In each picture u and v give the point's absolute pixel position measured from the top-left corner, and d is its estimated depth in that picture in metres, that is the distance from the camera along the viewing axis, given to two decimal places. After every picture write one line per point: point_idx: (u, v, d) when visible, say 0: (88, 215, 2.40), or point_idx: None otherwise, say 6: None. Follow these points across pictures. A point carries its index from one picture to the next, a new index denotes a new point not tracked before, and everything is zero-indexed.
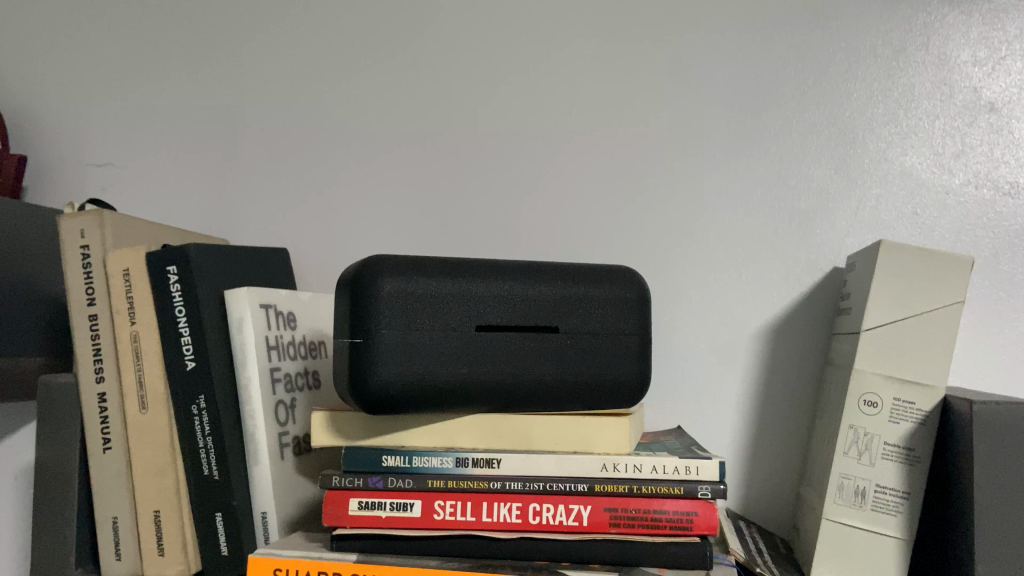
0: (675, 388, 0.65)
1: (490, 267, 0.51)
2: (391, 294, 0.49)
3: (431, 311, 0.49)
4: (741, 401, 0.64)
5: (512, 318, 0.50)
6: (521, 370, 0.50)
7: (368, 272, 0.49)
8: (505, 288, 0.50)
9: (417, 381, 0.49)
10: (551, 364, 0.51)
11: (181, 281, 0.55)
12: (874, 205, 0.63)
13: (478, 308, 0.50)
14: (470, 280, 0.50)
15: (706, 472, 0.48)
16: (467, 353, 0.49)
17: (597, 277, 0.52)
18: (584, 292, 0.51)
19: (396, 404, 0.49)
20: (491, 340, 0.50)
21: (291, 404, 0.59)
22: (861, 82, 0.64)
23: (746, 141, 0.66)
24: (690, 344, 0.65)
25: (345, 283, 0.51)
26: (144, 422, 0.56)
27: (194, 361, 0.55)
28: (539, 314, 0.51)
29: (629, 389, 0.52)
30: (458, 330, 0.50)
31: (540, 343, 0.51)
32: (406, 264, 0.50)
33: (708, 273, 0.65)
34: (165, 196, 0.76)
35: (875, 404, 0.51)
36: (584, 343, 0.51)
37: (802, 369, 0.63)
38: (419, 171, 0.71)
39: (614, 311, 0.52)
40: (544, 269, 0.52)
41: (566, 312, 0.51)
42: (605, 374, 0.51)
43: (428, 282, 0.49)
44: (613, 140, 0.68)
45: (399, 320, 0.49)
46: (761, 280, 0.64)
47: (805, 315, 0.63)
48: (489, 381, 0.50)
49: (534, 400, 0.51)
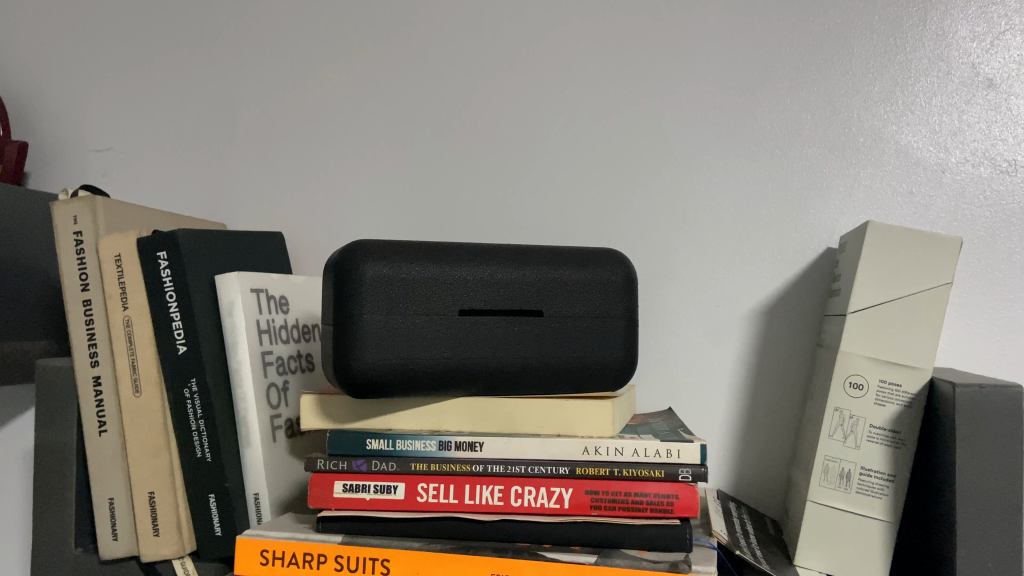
0: (668, 370, 0.65)
1: (474, 251, 0.51)
2: (374, 279, 0.49)
3: (414, 295, 0.49)
4: (733, 383, 0.64)
5: (496, 303, 0.51)
6: (506, 354, 0.51)
7: (351, 257, 0.49)
8: (488, 272, 0.51)
9: (402, 366, 0.49)
10: (535, 348, 0.51)
11: (171, 266, 0.55)
12: (869, 184, 0.62)
13: (463, 292, 0.50)
14: (454, 264, 0.50)
15: (688, 455, 0.48)
16: (452, 338, 0.50)
17: (581, 260, 0.52)
18: (568, 276, 0.52)
19: (381, 388, 0.49)
20: (476, 324, 0.50)
21: (284, 387, 0.60)
22: (857, 59, 0.63)
23: (740, 120, 0.65)
24: (683, 326, 0.65)
25: (329, 268, 0.51)
26: (137, 405, 0.57)
27: (186, 344, 0.55)
28: (524, 298, 0.51)
29: (614, 371, 0.53)
30: (442, 314, 0.50)
31: (524, 326, 0.51)
32: (389, 249, 0.50)
33: (700, 254, 0.65)
34: (164, 181, 0.76)
35: (861, 386, 0.51)
36: (569, 327, 0.52)
37: (796, 350, 0.62)
38: (413, 153, 0.71)
39: (599, 294, 0.52)
40: (528, 253, 0.52)
41: (550, 296, 0.51)
42: (590, 357, 0.52)
43: (411, 267, 0.50)
44: (606, 119, 0.67)
45: (382, 305, 0.49)
46: (754, 261, 0.64)
47: (798, 296, 0.63)
48: (474, 364, 0.50)
49: (519, 383, 0.51)
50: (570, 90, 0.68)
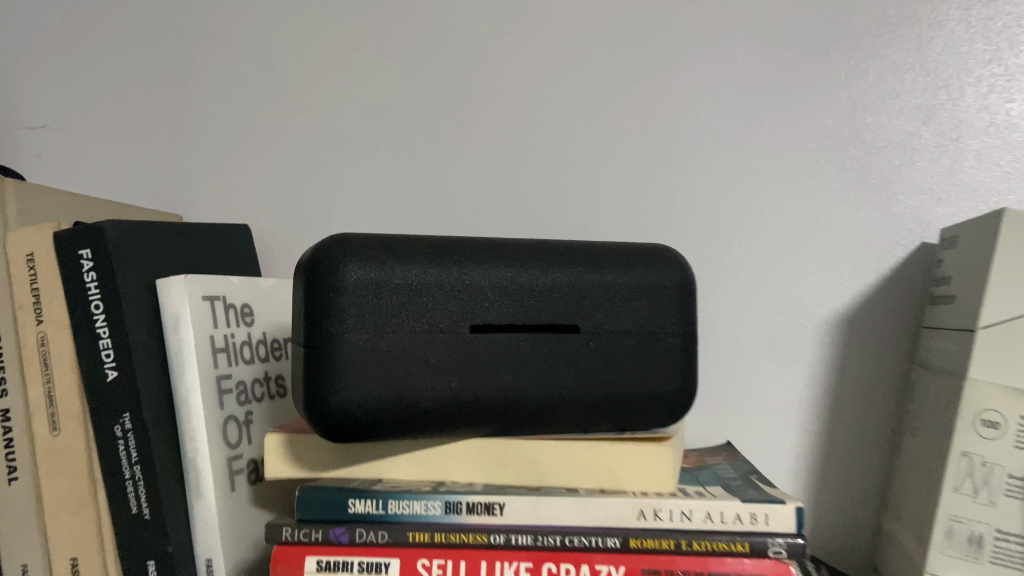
0: (724, 396, 0.52)
1: (488, 250, 0.39)
2: (358, 285, 0.36)
3: (410, 308, 0.37)
4: (803, 412, 0.51)
5: (518, 316, 0.38)
6: (530, 384, 0.38)
7: (325, 257, 0.37)
8: (508, 276, 0.38)
9: (394, 401, 0.37)
10: (568, 375, 0.39)
11: (97, 269, 0.43)
12: (975, 165, 0.50)
13: (475, 304, 0.38)
14: (463, 266, 0.38)
15: (777, 522, 0.36)
16: (460, 364, 0.38)
17: (626, 260, 0.40)
18: (610, 280, 0.40)
19: (364, 430, 0.37)
20: (492, 345, 0.38)
21: (245, 420, 0.47)
22: (955, 9, 0.50)
23: (809, 88, 0.52)
24: (741, 342, 0.52)
25: (297, 271, 0.38)
26: (56, 445, 0.44)
27: (116, 369, 0.43)
28: (554, 311, 0.39)
29: (669, 403, 0.41)
30: (447, 332, 0.38)
31: (555, 346, 0.39)
32: (376, 247, 0.37)
33: (762, 252, 0.52)
34: (77, 162, 0.60)
35: (997, 425, 0.39)
36: (611, 347, 0.40)
37: (882, 370, 0.50)
38: (398, 127, 0.56)
39: (650, 304, 0.40)
40: (558, 251, 0.40)
41: (588, 306, 0.39)
42: (638, 385, 0.40)
43: (406, 271, 0.37)
44: (637, 86, 0.53)
45: (368, 322, 0.37)
46: (829, 261, 0.51)
47: (886, 302, 0.50)
48: (490, 397, 0.38)
49: (547, 419, 0.39)
50: (596, 50, 0.54)
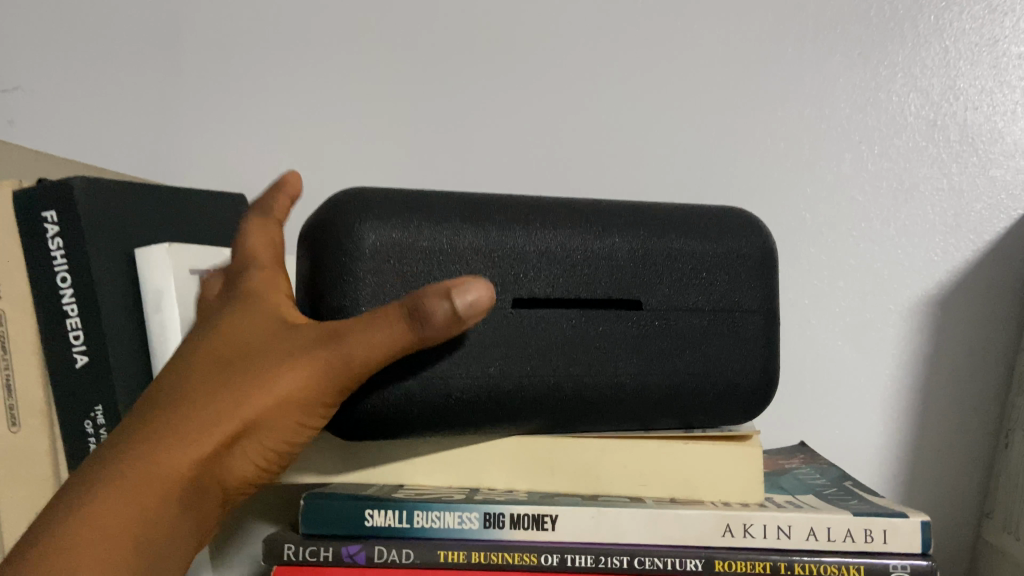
0: (794, 389, 0.45)
1: (532, 208, 0.32)
2: (375, 250, 0.29)
3: (440, 277, 0.30)
4: (887, 405, 0.44)
5: (569, 289, 0.31)
6: (584, 372, 0.31)
7: (336, 215, 0.30)
8: (558, 240, 0.31)
9: (420, 392, 0.30)
10: (629, 361, 0.32)
11: (65, 235, 0.36)
12: None
13: (518, 274, 0.31)
14: (503, 228, 0.31)
15: (897, 540, 0.29)
16: (500, 345, 0.31)
17: (697, 222, 0.33)
18: (679, 248, 0.32)
19: (384, 428, 0.30)
20: (538, 324, 0.31)
21: None
22: None
23: (892, 33, 0.45)
24: (814, 326, 0.45)
25: (302, 235, 0.31)
26: (10, 447, 0.37)
27: (86, 354, 0.36)
28: (612, 283, 0.32)
29: (748, 394, 0.33)
30: (484, 307, 0.31)
31: (613, 326, 0.32)
32: (396, 204, 0.30)
33: (838, 221, 0.45)
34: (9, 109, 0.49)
35: None
36: (679, 327, 0.32)
37: (979, 357, 0.43)
38: (409, 75, 0.47)
39: (725, 275, 0.33)
40: (616, 211, 0.33)
41: (653, 278, 0.32)
42: (712, 373, 0.33)
43: (434, 233, 0.30)
44: (693, 31, 0.46)
45: (389, 294, 0.30)
46: (916, 232, 0.44)
47: (983, 279, 0.44)
48: (535, 388, 0.31)
49: (603, 415, 0.32)
50: None
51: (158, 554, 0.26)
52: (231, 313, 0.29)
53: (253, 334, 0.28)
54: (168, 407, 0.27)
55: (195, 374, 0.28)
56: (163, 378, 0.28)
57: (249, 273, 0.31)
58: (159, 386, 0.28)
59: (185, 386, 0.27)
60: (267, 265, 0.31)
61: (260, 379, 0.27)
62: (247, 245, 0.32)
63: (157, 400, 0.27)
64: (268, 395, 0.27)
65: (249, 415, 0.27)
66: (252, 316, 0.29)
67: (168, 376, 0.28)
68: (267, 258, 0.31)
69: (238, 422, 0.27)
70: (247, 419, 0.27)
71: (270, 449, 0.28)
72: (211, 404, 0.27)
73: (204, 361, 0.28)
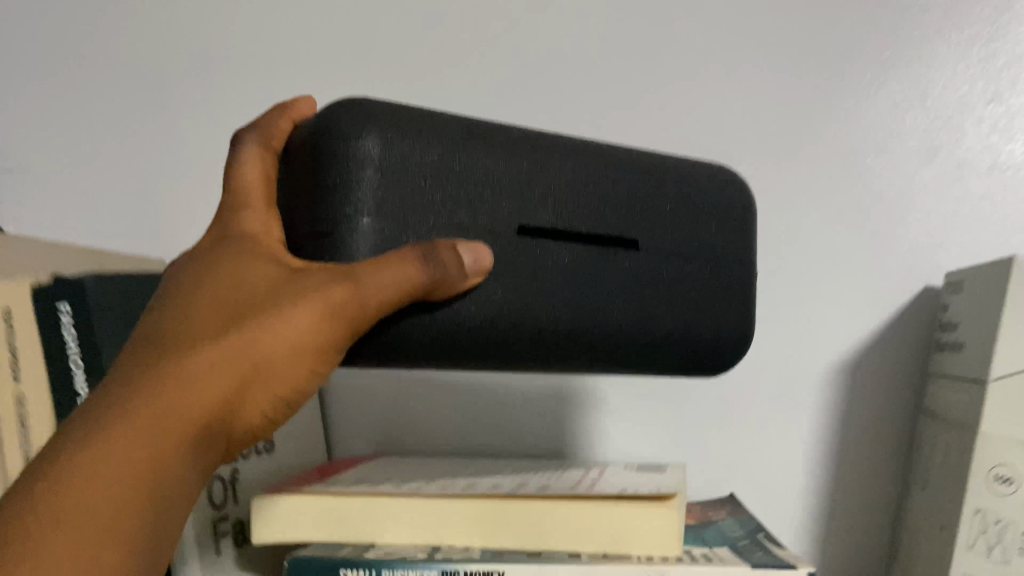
0: (727, 445, 0.51)
1: (534, 141, 0.33)
2: (377, 160, 0.28)
3: (444, 197, 0.30)
4: (805, 457, 0.50)
5: (575, 221, 0.33)
6: (586, 300, 0.33)
7: (343, 118, 0.29)
8: (566, 174, 0.33)
9: (426, 318, 0.30)
10: (623, 297, 0.34)
11: (77, 322, 0.40)
12: (975, 206, 0.49)
13: (526, 196, 0.32)
14: (506, 155, 0.32)
15: None
16: (508, 273, 0.31)
17: (694, 175, 0.37)
18: (678, 197, 0.36)
19: (389, 352, 0.30)
20: (539, 249, 0.32)
21: (232, 478, 0.46)
22: (956, 46, 0.49)
23: (806, 128, 0.51)
24: (741, 389, 0.51)
25: (298, 140, 0.31)
26: None
27: None
28: (614, 219, 0.34)
29: (732, 345, 0.37)
30: (491, 230, 0.31)
31: (619, 265, 0.34)
32: (399, 111, 0.30)
33: (760, 295, 0.51)
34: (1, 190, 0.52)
35: (1011, 481, 0.38)
36: (673, 272, 0.35)
37: (885, 412, 0.50)
38: None
39: (722, 229, 0.37)
40: (616, 154, 0.35)
41: (654, 223, 0.35)
42: (699, 319, 0.36)
43: (441, 147, 0.30)
44: (634, 125, 0.51)
45: (393, 206, 0.29)
46: (828, 304, 0.50)
47: (889, 346, 0.50)
48: (546, 316, 0.32)
49: (606, 355, 0.34)
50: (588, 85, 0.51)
51: (172, 481, 0.29)
52: (230, 247, 0.30)
53: (255, 282, 0.29)
54: (181, 342, 0.29)
55: (199, 314, 0.29)
56: (172, 314, 0.30)
57: (243, 211, 0.31)
58: (160, 328, 0.30)
59: (190, 326, 0.29)
60: (258, 205, 0.31)
61: (262, 322, 0.29)
62: (240, 177, 0.32)
63: (161, 346, 0.29)
64: (279, 340, 0.29)
65: (260, 359, 0.29)
66: (252, 262, 0.30)
67: (172, 316, 0.30)
68: (261, 198, 0.31)
69: (252, 363, 0.29)
70: (257, 363, 0.29)
71: (280, 394, 0.30)
72: (214, 348, 0.29)
73: (209, 296, 0.30)
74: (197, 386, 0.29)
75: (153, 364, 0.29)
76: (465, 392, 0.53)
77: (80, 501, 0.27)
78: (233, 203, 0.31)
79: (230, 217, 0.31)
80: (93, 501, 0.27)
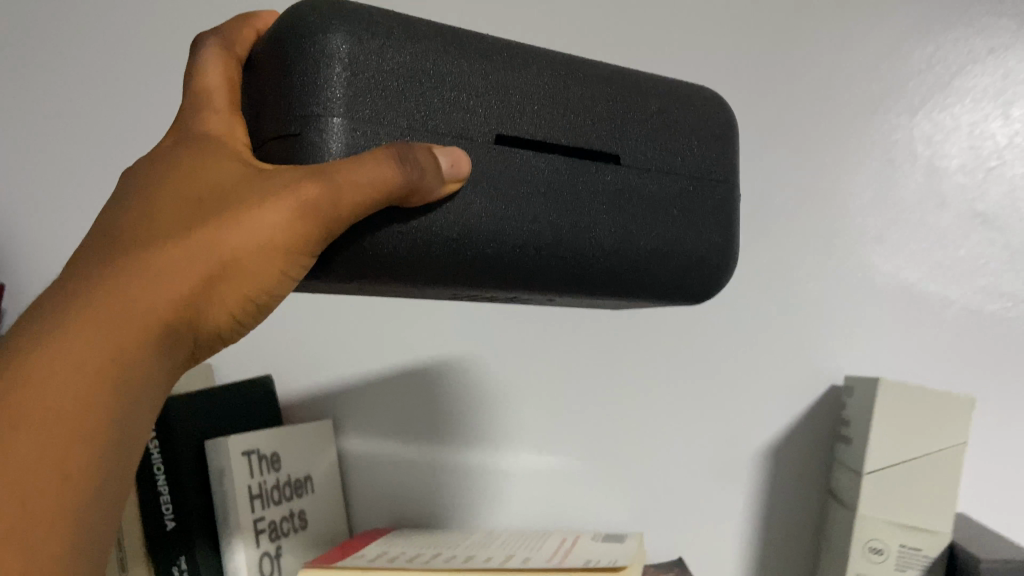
0: (681, 512, 0.64)
1: (495, 48, 0.40)
2: (348, 57, 0.36)
3: (418, 101, 0.38)
4: (743, 522, 0.64)
5: (544, 129, 0.41)
6: (575, 217, 0.42)
7: (316, 17, 0.36)
8: (543, 84, 0.41)
9: (420, 229, 0.38)
10: (611, 215, 0.43)
11: (159, 435, 0.55)
12: (873, 319, 0.63)
13: (505, 101, 0.40)
14: (471, 59, 0.39)
15: None
16: (493, 192, 0.39)
17: (674, 96, 0.46)
18: (652, 114, 0.44)
19: (368, 256, 0.37)
20: (518, 155, 0.40)
21: (277, 553, 0.58)
22: (852, 194, 0.64)
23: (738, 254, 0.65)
24: (691, 467, 0.64)
25: (269, 40, 0.38)
26: None
27: (174, 519, 0.55)
28: (596, 139, 0.42)
29: (711, 255, 0.46)
30: (469, 138, 0.39)
31: (598, 174, 0.42)
32: (372, 16, 0.37)
33: (705, 391, 0.65)
34: None
35: (881, 551, 0.50)
36: (658, 189, 0.44)
37: (805, 486, 0.63)
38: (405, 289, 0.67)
39: (701, 144, 0.46)
40: (591, 70, 0.43)
41: (629, 139, 0.43)
42: (684, 235, 0.45)
43: (413, 48, 0.38)
44: None
45: (362, 96, 0.36)
46: (757, 399, 0.64)
47: (806, 434, 0.63)
48: (531, 224, 0.40)
49: (590, 262, 0.43)
50: None
51: (134, 360, 0.35)
52: (208, 153, 0.38)
53: (224, 181, 0.37)
54: (155, 236, 0.36)
55: (178, 217, 0.37)
56: (150, 213, 0.37)
57: (211, 115, 0.40)
58: (138, 228, 0.37)
59: (168, 225, 0.37)
60: (224, 109, 0.40)
61: (234, 220, 0.36)
62: (206, 75, 0.40)
63: (138, 235, 0.37)
64: (248, 238, 0.36)
65: (227, 256, 0.36)
66: (221, 166, 0.37)
67: (147, 213, 0.37)
68: (223, 101, 0.40)
69: (219, 257, 0.36)
70: (223, 259, 0.36)
71: (247, 288, 0.37)
72: (187, 244, 0.36)
73: (190, 198, 0.37)
74: (167, 281, 0.36)
75: (130, 252, 0.36)
76: (464, 475, 0.67)
77: (56, 384, 0.34)
78: (207, 106, 0.40)
79: (207, 121, 0.40)
80: (64, 365, 0.34)
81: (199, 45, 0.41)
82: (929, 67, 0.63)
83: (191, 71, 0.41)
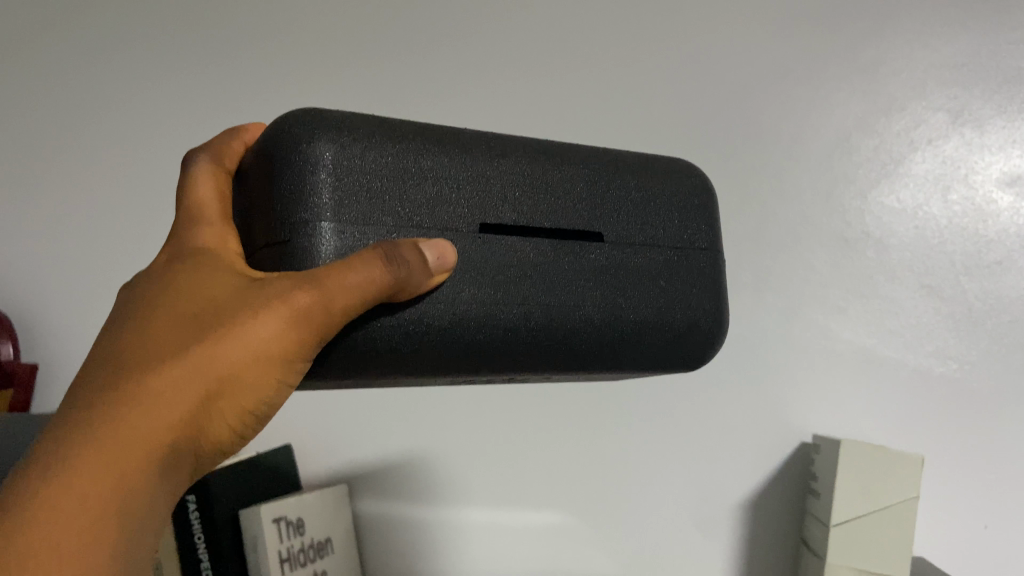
0: (672, 561, 0.72)
1: (473, 141, 0.43)
2: (332, 163, 0.39)
3: (401, 200, 0.40)
4: (725, 567, 0.71)
5: (525, 215, 0.43)
6: (564, 295, 0.44)
7: (300, 127, 0.39)
8: (523, 171, 0.44)
9: (411, 320, 0.40)
10: (599, 290, 0.45)
11: (200, 507, 0.61)
12: (835, 383, 0.71)
13: (488, 192, 0.42)
14: (450, 152, 0.42)
15: None
16: (480, 279, 0.42)
17: (655, 171, 0.48)
18: (634, 187, 0.47)
19: (362, 347, 0.40)
20: (502, 242, 0.43)
21: None
22: (815, 270, 0.72)
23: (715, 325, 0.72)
24: (679, 520, 0.71)
25: (259, 147, 0.41)
26: None
27: None
28: (579, 219, 0.45)
29: (703, 323, 0.48)
30: (455, 230, 0.42)
31: (583, 253, 0.45)
32: (353, 122, 0.40)
33: (690, 451, 0.72)
34: None
35: None
36: (645, 265, 0.47)
37: (781, 535, 0.70)
38: None
39: (683, 215, 0.48)
40: (569, 154, 0.46)
41: (612, 217, 0.46)
42: (674, 305, 0.47)
43: (396, 149, 0.41)
44: None
45: (349, 199, 0.39)
46: (737, 456, 0.71)
47: (780, 487, 0.70)
48: (519, 305, 0.43)
49: (583, 337, 0.45)
50: None
51: (140, 484, 0.36)
52: (202, 267, 0.40)
53: (220, 296, 0.39)
54: (155, 356, 0.38)
55: (177, 333, 0.38)
56: (145, 332, 0.39)
57: (205, 229, 0.42)
58: (135, 348, 0.38)
59: (166, 343, 0.38)
60: (217, 221, 0.43)
61: (232, 331, 0.38)
62: (200, 191, 0.44)
63: (135, 358, 0.38)
64: (244, 350, 0.38)
65: (226, 370, 0.38)
66: (216, 282, 0.39)
67: (143, 335, 0.39)
68: (215, 212, 0.43)
69: (218, 372, 0.38)
70: (222, 375, 0.38)
71: (245, 400, 0.39)
72: (184, 361, 0.37)
73: (186, 314, 0.39)
74: (169, 401, 0.37)
75: (130, 376, 0.37)
76: (469, 535, 0.73)
77: (64, 517, 0.34)
78: (198, 218, 0.43)
79: (197, 234, 0.42)
80: (73, 496, 0.35)
81: (191, 162, 0.45)
82: (876, 156, 0.72)
83: (185, 185, 0.44)
